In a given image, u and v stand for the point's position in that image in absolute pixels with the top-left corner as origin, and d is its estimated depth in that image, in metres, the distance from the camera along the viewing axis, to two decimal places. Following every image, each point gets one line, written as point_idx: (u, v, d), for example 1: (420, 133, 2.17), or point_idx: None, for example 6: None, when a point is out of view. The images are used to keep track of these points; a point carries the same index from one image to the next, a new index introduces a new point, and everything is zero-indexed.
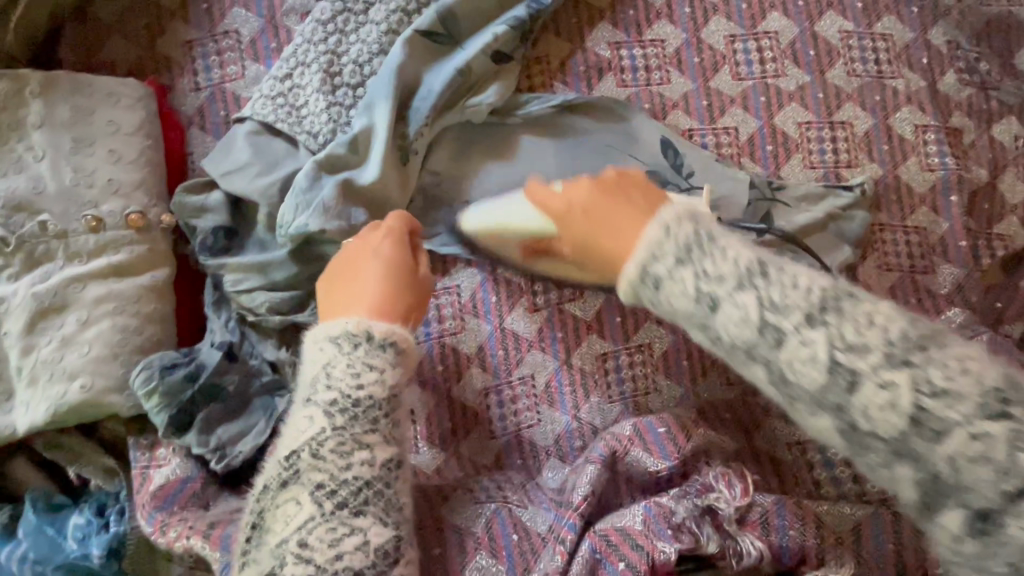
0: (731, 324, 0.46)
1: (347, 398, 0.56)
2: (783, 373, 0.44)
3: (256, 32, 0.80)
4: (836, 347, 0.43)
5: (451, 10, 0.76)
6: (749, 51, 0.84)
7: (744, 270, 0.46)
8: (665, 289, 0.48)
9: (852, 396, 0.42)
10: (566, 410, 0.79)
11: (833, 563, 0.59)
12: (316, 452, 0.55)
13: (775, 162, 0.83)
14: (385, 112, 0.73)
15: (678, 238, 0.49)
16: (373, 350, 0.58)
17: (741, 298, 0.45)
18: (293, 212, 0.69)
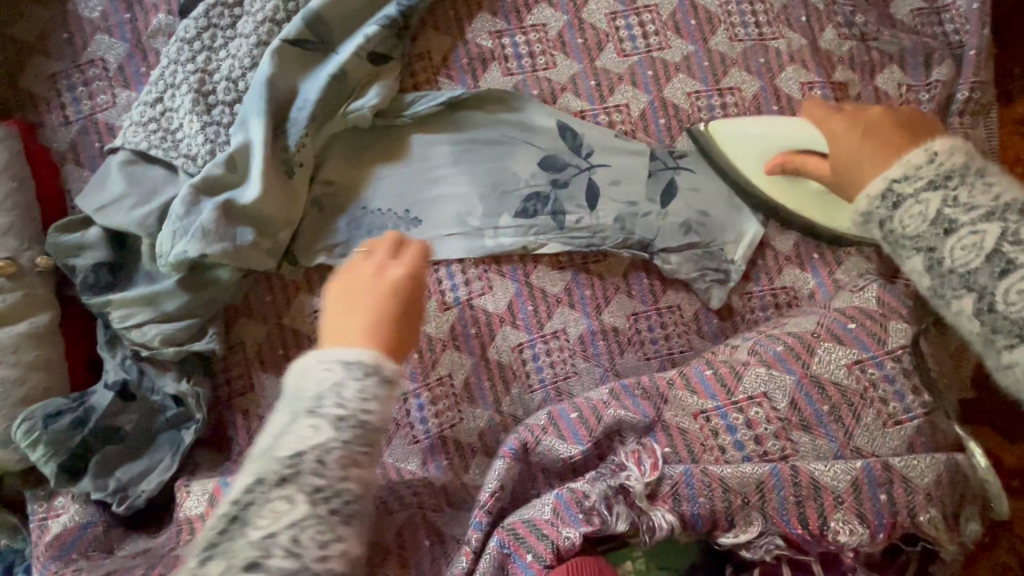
0: (959, 250, 0.52)
1: (358, 411, 0.47)
2: (995, 301, 0.51)
3: (123, 57, 0.78)
4: (1006, 240, 0.50)
5: (318, 15, 0.74)
6: (631, 26, 0.84)
7: (998, 206, 0.52)
8: (902, 210, 0.54)
9: (999, 279, 0.50)
10: (487, 405, 0.78)
11: (741, 524, 0.61)
12: (319, 459, 0.46)
13: (669, 134, 0.84)
14: (262, 127, 0.71)
15: (942, 165, 0.53)
16: (383, 382, 0.49)
17: (919, 201, 0.53)
18: (171, 239, 0.67)
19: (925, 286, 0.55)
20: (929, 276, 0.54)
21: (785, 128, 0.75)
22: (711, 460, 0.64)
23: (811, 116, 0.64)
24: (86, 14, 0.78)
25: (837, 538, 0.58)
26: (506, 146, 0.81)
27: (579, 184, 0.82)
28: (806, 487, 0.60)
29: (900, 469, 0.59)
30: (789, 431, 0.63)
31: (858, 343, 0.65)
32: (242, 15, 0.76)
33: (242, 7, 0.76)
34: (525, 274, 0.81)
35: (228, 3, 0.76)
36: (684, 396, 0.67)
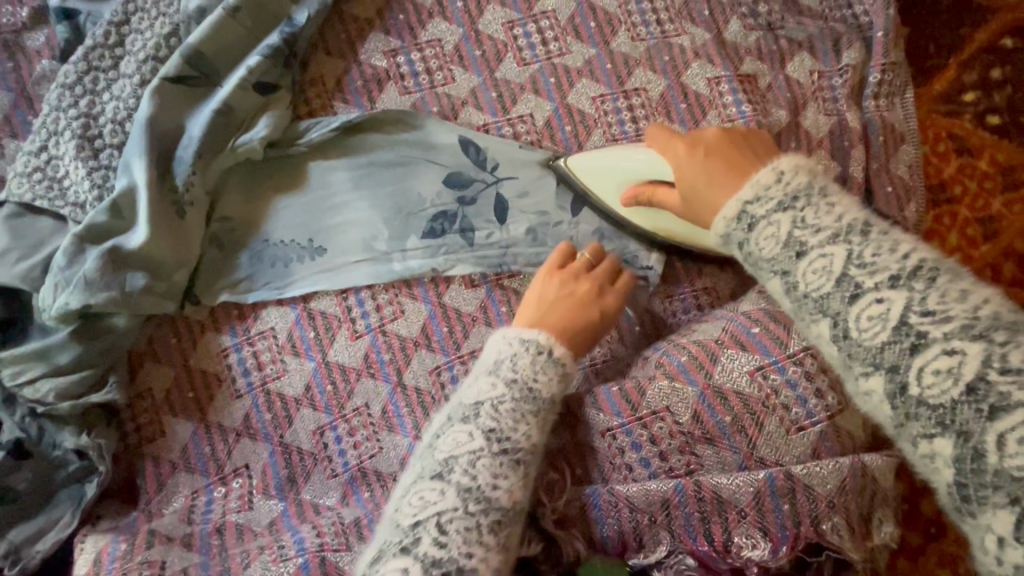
0: (810, 273, 0.49)
1: (526, 380, 0.61)
2: (849, 327, 0.47)
3: (8, 107, 0.76)
4: (852, 263, 0.47)
5: (197, 49, 0.72)
6: (529, 34, 0.83)
7: (842, 226, 0.49)
8: (757, 231, 0.53)
9: (850, 304, 0.47)
10: (407, 432, 0.76)
11: (650, 545, 0.60)
12: (496, 406, 0.59)
13: (577, 141, 0.82)
14: (145, 168, 0.69)
15: (790, 184, 0.53)
16: (550, 363, 0.62)
17: (770, 222, 0.52)
18: (53, 291, 0.66)
19: (786, 304, 0.52)
20: (787, 296, 0.51)
21: (637, 163, 0.72)
22: (620, 480, 0.62)
23: (659, 143, 0.68)
24: None
25: (742, 552, 0.57)
26: (409, 167, 0.79)
27: (487, 199, 0.80)
28: (708, 502, 0.58)
29: (803, 477, 0.58)
30: (693, 445, 0.61)
31: (761, 348, 0.63)
32: (123, 55, 0.75)
33: (123, 47, 0.75)
34: (437, 294, 0.79)
35: (108, 44, 0.74)
36: (592, 414, 0.65)
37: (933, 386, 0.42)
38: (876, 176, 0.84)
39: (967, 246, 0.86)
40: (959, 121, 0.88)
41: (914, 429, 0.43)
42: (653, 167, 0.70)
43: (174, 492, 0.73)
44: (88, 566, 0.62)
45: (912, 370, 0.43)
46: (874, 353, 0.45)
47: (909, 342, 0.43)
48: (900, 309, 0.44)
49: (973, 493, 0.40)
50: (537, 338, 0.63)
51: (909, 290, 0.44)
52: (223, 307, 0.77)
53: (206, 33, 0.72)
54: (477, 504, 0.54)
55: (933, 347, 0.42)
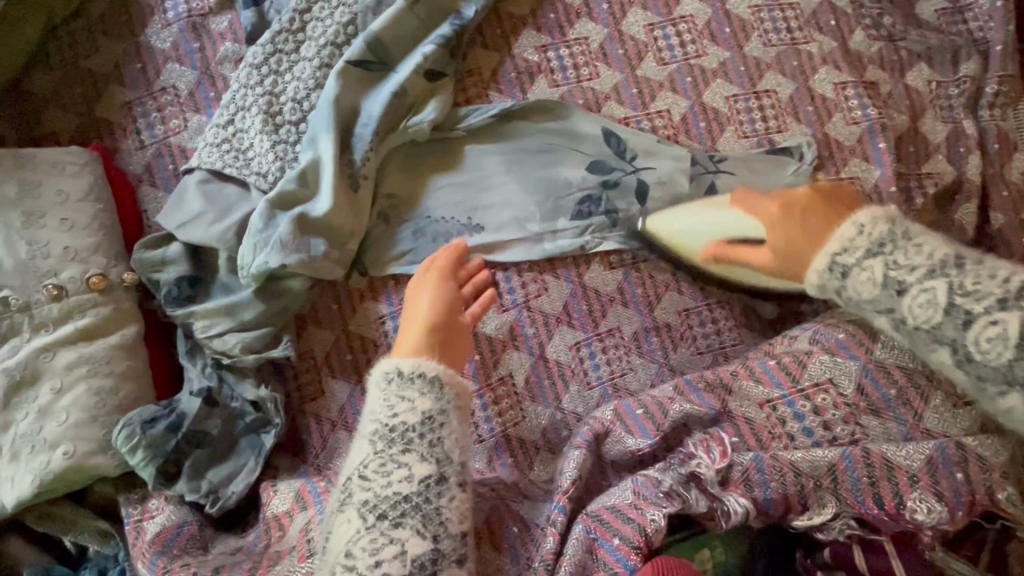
0: (916, 307, 0.59)
1: (385, 423, 0.60)
2: (971, 351, 0.57)
3: (193, 84, 0.82)
4: (957, 292, 0.57)
5: (377, 38, 0.79)
6: (668, 36, 0.88)
7: (936, 262, 0.59)
8: (852, 278, 0.62)
9: (967, 331, 0.56)
10: (549, 403, 0.81)
11: (815, 507, 0.62)
12: (361, 472, 0.58)
13: (710, 137, 0.88)
14: (331, 143, 0.75)
15: (872, 235, 0.62)
16: (404, 384, 0.62)
17: (864, 268, 0.61)
18: (250, 251, 0.71)
19: (901, 336, 0.62)
20: (898, 330, 0.61)
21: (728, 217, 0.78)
22: (780, 448, 0.65)
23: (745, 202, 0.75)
24: (157, 44, 0.82)
25: (915, 516, 0.59)
26: (555, 154, 0.85)
27: (628, 186, 0.85)
28: (878, 468, 0.61)
29: (976, 449, 0.60)
30: (858, 416, 0.64)
31: None
32: (305, 40, 0.81)
33: (305, 33, 0.81)
34: (578, 274, 0.84)
35: (292, 29, 0.80)
36: (749, 386, 0.69)
37: None
38: (993, 180, 0.88)
39: None
40: None
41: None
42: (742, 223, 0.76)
43: (335, 449, 0.75)
44: (292, 504, 0.64)
45: None
46: (1000, 369, 0.55)
47: None
48: (1017, 328, 0.54)
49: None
50: (389, 364, 0.64)
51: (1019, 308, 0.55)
52: (383, 278, 0.80)
53: (387, 24, 0.79)
54: None
55: None
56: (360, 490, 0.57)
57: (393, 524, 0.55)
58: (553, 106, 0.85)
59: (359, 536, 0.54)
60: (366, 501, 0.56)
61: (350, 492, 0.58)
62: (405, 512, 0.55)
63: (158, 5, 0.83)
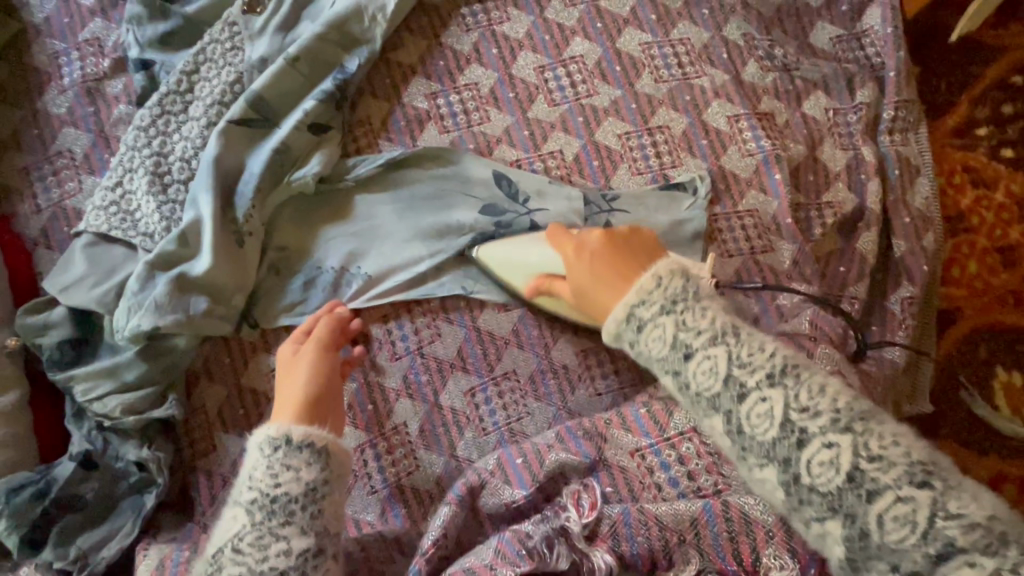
0: (700, 373, 0.53)
1: (266, 494, 0.56)
2: (741, 424, 0.51)
3: (88, 147, 0.84)
4: (734, 364, 0.52)
5: (259, 96, 0.81)
6: (559, 78, 0.89)
7: (718, 329, 0.54)
8: (644, 332, 0.56)
9: (739, 404, 0.51)
10: (442, 450, 0.80)
11: (680, 563, 0.62)
12: (236, 547, 0.54)
13: (604, 174, 0.87)
14: (211, 203, 0.76)
15: (667, 290, 0.57)
16: (291, 451, 0.58)
17: (655, 324, 0.56)
18: (128, 314, 0.73)
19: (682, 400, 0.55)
20: (680, 393, 0.55)
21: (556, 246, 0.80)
22: (649, 498, 0.67)
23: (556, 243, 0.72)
24: (54, 110, 0.85)
25: (770, 573, 0.60)
26: (446, 198, 0.84)
27: (521, 225, 0.84)
28: (736, 522, 0.62)
29: None
30: (721, 465, 0.67)
31: None
32: (192, 100, 0.82)
33: (193, 93, 0.83)
34: (473, 319, 0.84)
35: (180, 90, 0.82)
36: (620, 434, 0.71)
37: (819, 477, 0.47)
38: (894, 207, 0.87)
39: (988, 273, 0.89)
40: (973, 153, 0.92)
41: (809, 513, 0.48)
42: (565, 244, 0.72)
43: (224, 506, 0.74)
44: (151, 571, 0.64)
45: (801, 464, 0.48)
46: (763, 447, 0.50)
47: (791, 438, 0.49)
48: (781, 407, 0.49)
49: (858, 561, 0.46)
50: (276, 431, 0.59)
51: (782, 384, 0.50)
52: (274, 330, 0.80)
53: (270, 83, 0.81)
54: None
55: (814, 440, 0.48)
56: (231, 564, 0.54)
57: None
58: (442, 151, 0.86)
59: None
60: None
61: (219, 566, 0.54)
62: None
63: (56, 72, 0.87)
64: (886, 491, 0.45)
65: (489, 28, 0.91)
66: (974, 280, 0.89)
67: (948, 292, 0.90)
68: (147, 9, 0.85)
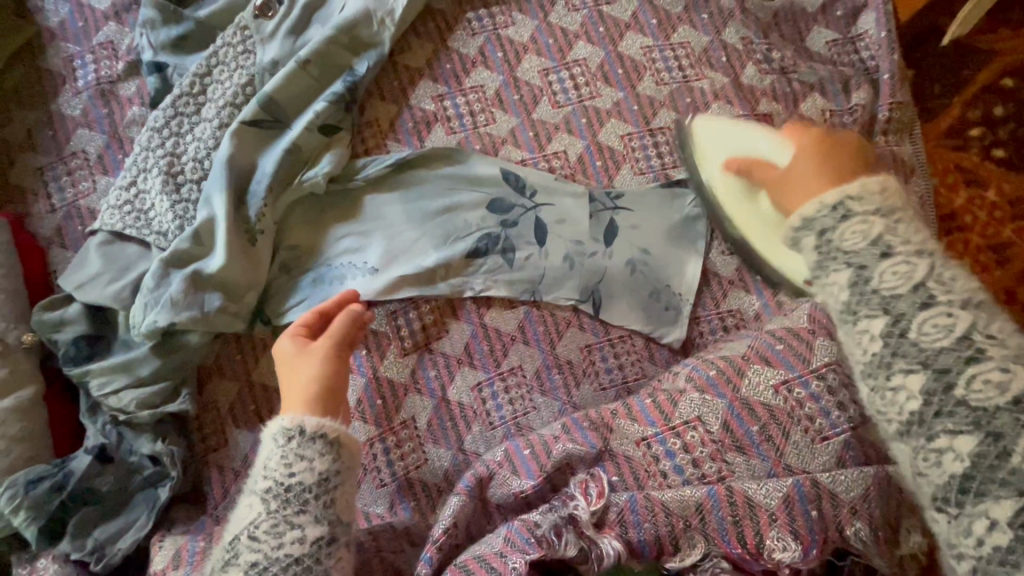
0: (890, 273, 0.51)
1: (281, 483, 0.57)
2: (910, 329, 0.49)
3: (101, 148, 0.86)
4: (934, 283, 0.50)
5: (270, 97, 0.83)
6: (562, 80, 0.91)
7: (927, 246, 0.53)
8: (847, 223, 0.54)
9: (919, 310, 0.50)
10: (451, 445, 0.82)
11: (686, 548, 0.64)
12: (252, 534, 0.56)
13: (607, 175, 0.89)
14: (226, 201, 0.78)
15: (887, 198, 0.55)
16: (303, 443, 0.58)
17: (863, 218, 0.53)
18: (143, 311, 0.74)
19: (838, 301, 0.54)
20: (848, 291, 0.53)
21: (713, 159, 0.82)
22: (655, 486, 0.68)
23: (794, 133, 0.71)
24: (69, 112, 0.87)
25: (774, 555, 0.61)
26: (452, 197, 0.86)
27: (527, 223, 0.86)
28: (741, 506, 0.64)
29: (827, 483, 0.64)
30: (724, 452, 0.69)
31: (784, 363, 0.72)
32: (205, 102, 0.84)
33: (205, 95, 0.85)
34: (480, 315, 0.85)
35: (193, 92, 0.84)
36: (627, 424, 0.73)
37: (977, 392, 0.47)
38: None
39: (981, 270, 0.92)
40: (966, 154, 0.95)
41: (942, 426, 0.47)
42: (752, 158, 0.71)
43: (237, 499, 0.75)
44: (167, 563, 0.65)
45: (962, 376, 0.47)
46: (924, 356, 0.49)
47: (965, 353, 0.48)
48: (965, 325, 0.48)
49: (976, 483, 0.46)
50: (287, 423, 0.59)
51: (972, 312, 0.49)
52: (285, 327, 0.81)
53: (281, 85, 0.83)
54: None
55: (990, 361, 0.47)
56: (248, 551, 0.55)
57: None
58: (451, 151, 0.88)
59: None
60: (256, 563, 0.54)
61: (236, 551, 0.56)
62: None
63: (70, 75, 0.89)
64: None
65: (494, 32, 0.93)
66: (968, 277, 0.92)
67: None
68: (160, 14, 0.87)
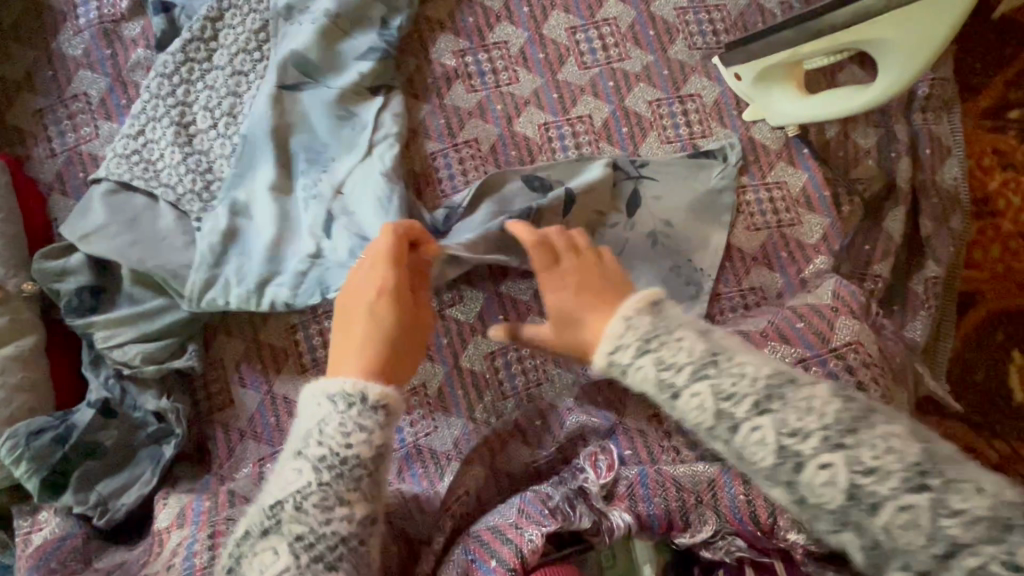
0: (693, 413, 0.49)
1: (336, 454, 0.50)
2: (804, 492, 0.44)
3: (105, 91, 0.82)
4: (783, 433, 0.45)
5: (305, 54, 0.78)
6: (590, 40, 0.87)
7: (699, 360, 0.50)
8: (631, 375, 0.53)
9: (798, 474, 0.45)
10: (461, 413, 0.80)
11: (696, 524, 0.62)
12: (299, 505, 0.49)
13: (633, 142, 0.85)
14: (273, 168, 0.76)
15: (641, 328, 0.54)
16: (365, 412, 0.52)
17: (638, 366, 0.52)
18: (199, 283, 0.72)
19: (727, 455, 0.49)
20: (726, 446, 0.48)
21: (886, 32, 0.66)
22: (668, 461, 0.67)
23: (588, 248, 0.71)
24: (70, 51, 0.83)
25: (787, 535, 0.60)
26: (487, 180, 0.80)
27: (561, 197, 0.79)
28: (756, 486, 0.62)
29: None
30: None
31: (804, 342, 0.70)
32: (217, 48, 0.80)
33: (217, 40, 0.80)
34: (495, 283, 0.83)
35: (204, 37, 0.80)
36: (641, 400, 0.73)
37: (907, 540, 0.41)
38: (922, 186, 0.86)
39: (1011, 258, 0.89)
40: (1003, 136, 0.91)
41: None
42: (834, 46, 0.70)
43: (243, 458, 0.74)
44: (172, 520, 0.64)
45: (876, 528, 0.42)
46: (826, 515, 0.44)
47: (865, 506, 0.42)
48: (846, 475, 0.43)
49: None
50: (350, 387, 0.53)
51: (847, 448, 0.44)
52: None
53: (310, 38, 0.79)
54: None
55: (886, 505, 0.42)
56: (291, 522, 0.49)
57: (327, 567, 0.48)
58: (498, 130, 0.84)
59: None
60: (301, 536, 0.48)
61: (278, 519, 0.49)
62: (342, 556, 0.49)
63: (71, 12, 0.84)
64: (973, 557, 0.40)
65: None
66: (996, 264, 0.89)
67: (969, 275, 0.89)
68: None
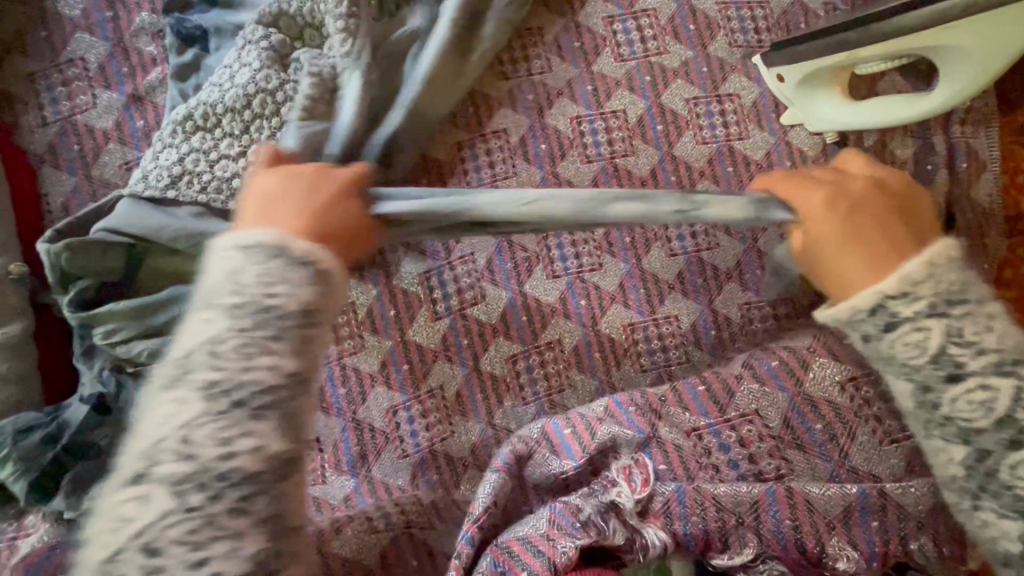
0: (966, 402, 0.46)
1: (260, 299, 0.42)
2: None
3: (104, 56, 0.75)
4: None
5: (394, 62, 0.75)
6: (628, 31, 0.83)
7: (1002, 353, 0.46)
8: (897, 333, 0.46)
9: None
10: (480, 418, 0.76)
11: (736, 546, 0.60)
12: (214, 350, 0.41)
13: (668, 140, 0.81)
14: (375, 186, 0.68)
15: (945, 282, 0.45)
16: (290, 264, 0.43)
17: (919, 328, 0.45)
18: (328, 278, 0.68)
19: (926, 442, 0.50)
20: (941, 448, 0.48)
21: (951, 38, 0.64)
22: (707, 479, 0.63)
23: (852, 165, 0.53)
24: (66, 10, 0.76)
25: (836, 565, 0.58)
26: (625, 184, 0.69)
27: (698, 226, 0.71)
28: (800, 509, 0.60)
29: (895, 496, 0.61)
30: (784, 449, 0.65)
31: (850, 359, 0.67)
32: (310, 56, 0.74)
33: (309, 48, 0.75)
34: (519, 283, 0.79)
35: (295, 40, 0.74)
36: (678, 413, 0.67)
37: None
38: (958, 201, 0.84)
39: None
40: None
41: None
42: (901, 46, 0.66)
43: None
44: None
45: None
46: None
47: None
48: None
49: None
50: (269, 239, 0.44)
51: None
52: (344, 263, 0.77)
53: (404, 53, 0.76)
54: (201, 493, 0.38)
55: None
56: (204, 369, 0.41)
57: (250, 417, 0.40)
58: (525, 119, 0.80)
59: (194, 425, 0.39)
60: (211, 383, 0.40)
61: (186, 369, 0.41)
62: (263, 408, 0.40)
63: None
64: None
65: None
66: None
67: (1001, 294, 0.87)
68: None
